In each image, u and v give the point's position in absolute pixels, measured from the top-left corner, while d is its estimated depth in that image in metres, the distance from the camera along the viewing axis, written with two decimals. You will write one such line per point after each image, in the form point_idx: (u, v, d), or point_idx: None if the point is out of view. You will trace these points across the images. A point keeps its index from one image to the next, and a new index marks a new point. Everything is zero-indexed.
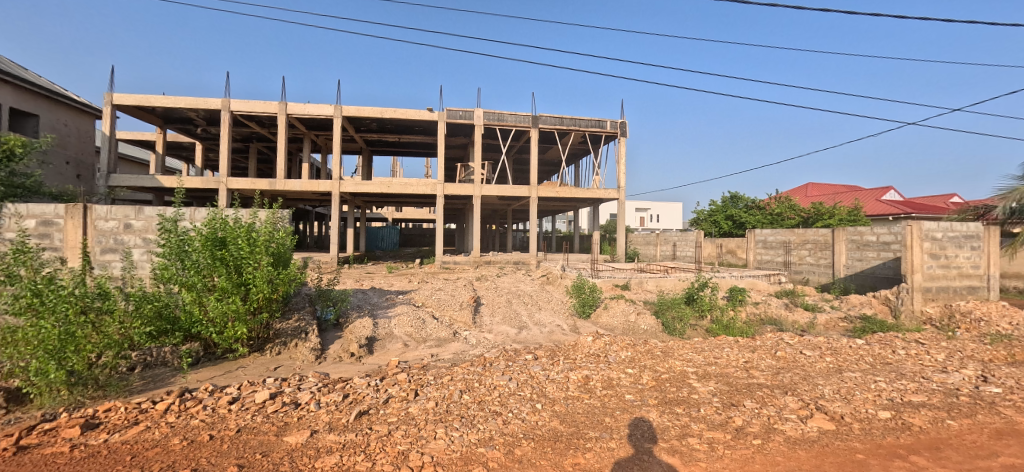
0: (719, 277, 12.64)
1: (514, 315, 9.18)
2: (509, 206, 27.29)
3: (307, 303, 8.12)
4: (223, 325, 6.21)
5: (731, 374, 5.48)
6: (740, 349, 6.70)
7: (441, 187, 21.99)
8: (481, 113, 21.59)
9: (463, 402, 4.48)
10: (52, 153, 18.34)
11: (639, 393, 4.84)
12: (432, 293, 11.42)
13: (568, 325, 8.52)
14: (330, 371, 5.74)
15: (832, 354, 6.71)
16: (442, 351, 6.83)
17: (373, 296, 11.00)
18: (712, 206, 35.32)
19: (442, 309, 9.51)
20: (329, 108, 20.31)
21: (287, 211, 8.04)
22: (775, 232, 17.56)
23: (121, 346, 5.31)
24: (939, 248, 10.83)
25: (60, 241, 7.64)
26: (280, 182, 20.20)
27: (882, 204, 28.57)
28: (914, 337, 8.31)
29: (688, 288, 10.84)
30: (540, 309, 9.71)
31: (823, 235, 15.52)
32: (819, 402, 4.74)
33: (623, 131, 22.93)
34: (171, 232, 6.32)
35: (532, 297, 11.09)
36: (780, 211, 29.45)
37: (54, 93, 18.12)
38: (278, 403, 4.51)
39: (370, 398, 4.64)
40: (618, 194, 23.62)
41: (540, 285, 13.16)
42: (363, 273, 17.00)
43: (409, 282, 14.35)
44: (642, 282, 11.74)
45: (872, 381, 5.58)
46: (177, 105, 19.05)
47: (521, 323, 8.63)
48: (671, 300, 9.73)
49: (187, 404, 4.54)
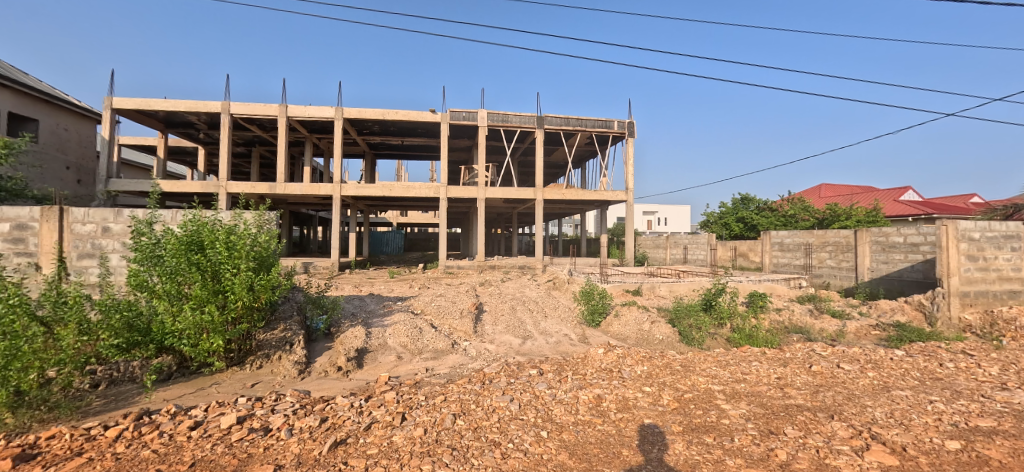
0: (736, 282, 11.91)
1: (519, 324, 8.54)
2: (515, 209, 26.70)
3: (295, 311, 7.55)
4: (198, 337, 5.67)
5: (764, 393, 4.81)
6: (770, 363, 5.99)
7: (443, 190, 21.45)
8: (485, 114, 21.09)
9: (456, 429, 3.86)
10: (50, 158, 18.11)
11: (660, 417, 4.19)
12: (432, 299, 10.84)
13: (577, 334, 7.86)
14: (312, 389, 5.14)
15: (874, 368, 5.98)
16: (438, 365, 6.21)
17: (369, 303, 10.43)
18: (722, 208, 34.48)
19: (441, 317, 8.91)
20: (330, 110, 19.95)
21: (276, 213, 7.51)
22: (792, 234, 16.76)
23: (79, 362, 4.78)
24: (977, 250, 10.02)
25: (35, 246, 7.16)
26: (281, 185, 19.81)
27: (900, 204, 27.60)
28: (959, 348, 7.53)
29: (705, 294, 10.14)
30: (546, 317, 9.07)
31: (844, 236, 14.72)
32: (872, 429, 4.05)
33: (631, 131, 22.27)
34: (143, 235, 5.81)
35: (538, 304, 10.46)
36: (794, 212, 28.55)
37: (54, 98, 17.93)
38: (244, 430, 3.94)
39: (351, 423, 4.04)
40: (626, 196, 22.93)
41: (546, 291, 12.55)
42: (364, 278, 16.48)
43: (409, 288, 13.78)
44: (654, 287, 11.07)
45: (928, 402, 4.85)
46: (177, 109, 18.78)
47: (526, 332, 8.00)
48: (687, 307, 9.03)
49: (142, 430, 4.00)
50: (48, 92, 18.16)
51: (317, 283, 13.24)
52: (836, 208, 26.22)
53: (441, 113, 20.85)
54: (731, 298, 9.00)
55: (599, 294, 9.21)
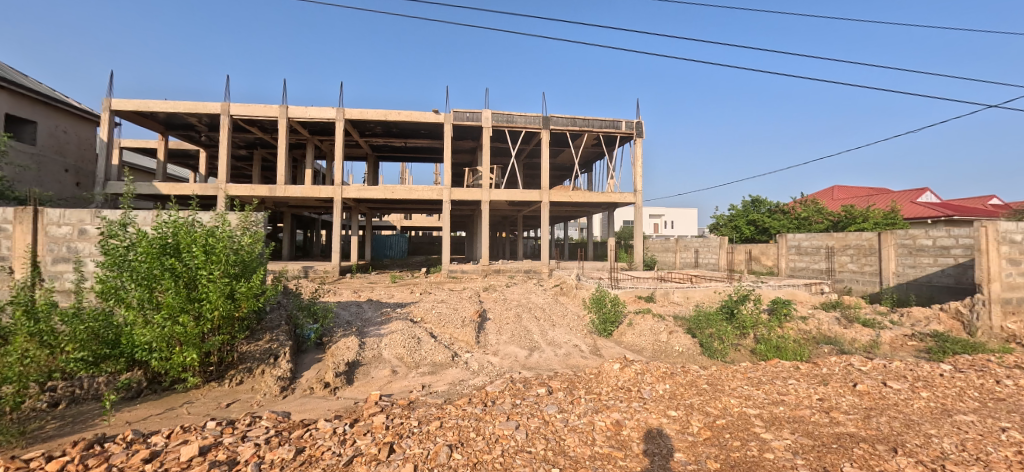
0: (756, 287, 11.22)
1: (525, 333, 7.95)
2: (520, 212, 26.12)
3: (283, 319, 7.00)
4: (170, 350, 5.14)
5: (808, 419, 4.16)
6: (807, 380, 5.34)
7: (447, 192, 20.91)
8: (489, 114, 20.59)
9: (452, 466, 3.26)
10: (49, 160, 17.85)
11: (691, 449, 3.57)
12: (433, 306, 10.26)
13: (588, 345, 7.23)
14: (293, 412, 4.57)
15: (926, 387, 5.30)
16: (436, 381, 5.62)
17: (366, 311, 9.84)
18: (732, 210, 33.70)
19: (442, 325, 8.33)
20: (331, 111, 19.55)
21: (263, 214, 6.99)
22: (810, 237, 16.01)
23: (29, 379, 4.25)
24: (1019, 253, 9.26)
25: (7, 250, 6.69)
26: (281, 188, 19.39)
27: (918, 205, 26.69)
28: (1012, 361, 6.79)
29: (724, 301, 9.46)
30: (554, 326, 8.46)
31: (867, 239, 13.96)
32: (947, 467, 3.40)
33: (639, 132, 21.67)
34: (112, 237, 5.29)
35: (545, 311, 9.87)
36: (807, 215, 27.72)
37: (53, 100, 17.69)
38: (204, 464, 3.36)
39: (330, 457, 3.46)
40: (634, 198, 22.27)
41: (553, 296, 11.96)
42: (364, 283, 15.98)
43: (410, 293, 13.21)
44: (668, 293, 10.43)
45: (1000, 430, 4.18)
46: (176, 110, 18.48)
47: (532, 343, 7.40)
48: (706, 315, 8.39)
49: (88, 463, 3.44)
50: (47, 94, 17.92)
51: (314, 289, 12.74)
52: (852, 210, 25.38)
53: (444, 114, 20.39)
54: (757, 305, 8.27)
55: (612, 301, 8.51)
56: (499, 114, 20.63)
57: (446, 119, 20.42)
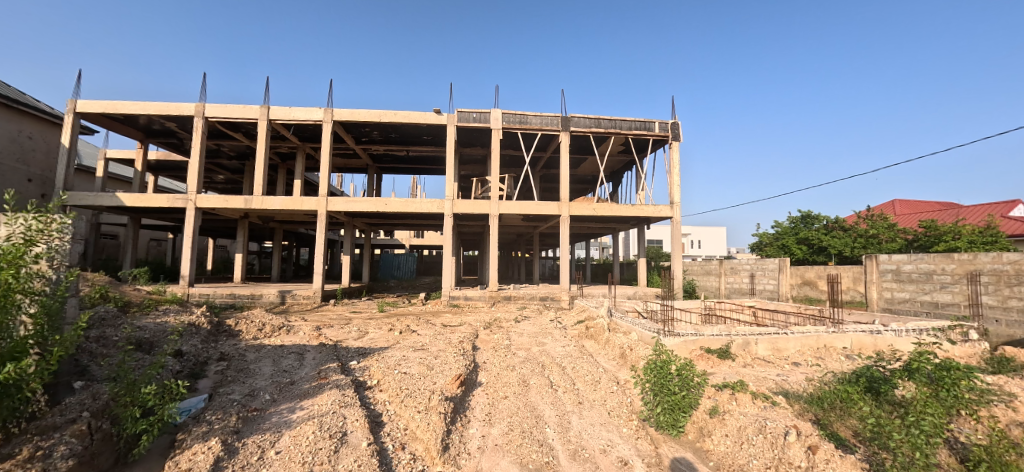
0: (867, 338, 7.80)
1: (531, 425, 4.66)
2: (535, 228, 22.95)
3: (90, 408, 3.91)
4: None
5: None
6: None
7: (449, 205, 17.90)
8: (499, 115, 17.72)
9: None
10: (7, 168, 15.87)
11: None
12: (401, 358, 7.09)
13: (646, 466, 3.87)
14: None
15: None
16: None
17: (301, 366, 6.65)
18: (777, 228, 29.81)
19: (400, 405, 5.11)
20: (319, 111, 17.12)
21: (61, 216, 3.94)
22: (916, 259, 12.22)
23: None
24: None
25: None
26: (257, 199, 16.79)
27: (1014, 220, 22.23)
28: None
29: (858, 368, 5.90)
30: (580, 407, 5.17)
31: (1011, 262, 10.10)
32: None
33: (675, 134, 18.40)
34: None
35: (566, 368, 6.63)
36: (875, 232, 23.59)
37: (15, 102, 15.84)
38: None
39: None
40: (671, 211, 18.84)
41: (577, 341, 8.69)
42: (342, 315, 13.03)
43: (388, 333, 10.05)
44: (749, 344, 7.09)
45: None
46: (145, 112, 16.33)
47: (543, 454, 4.10)
48: (848, 408, 4.83)
49: None
50: (11, 96, 16.15)
51: (264, 324, 9.71)
52: (934, 226, 21.29)
53: (447, 115, 17.67)
54: (944, 368, 4.65)
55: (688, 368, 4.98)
56: (511, 114, 17.72)
57: (450, 121, 17.66)
